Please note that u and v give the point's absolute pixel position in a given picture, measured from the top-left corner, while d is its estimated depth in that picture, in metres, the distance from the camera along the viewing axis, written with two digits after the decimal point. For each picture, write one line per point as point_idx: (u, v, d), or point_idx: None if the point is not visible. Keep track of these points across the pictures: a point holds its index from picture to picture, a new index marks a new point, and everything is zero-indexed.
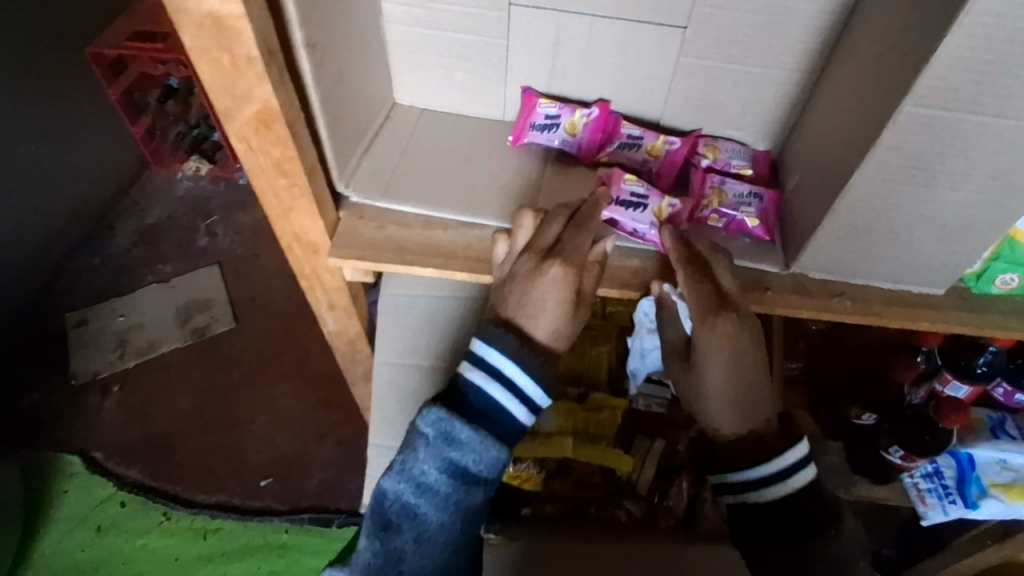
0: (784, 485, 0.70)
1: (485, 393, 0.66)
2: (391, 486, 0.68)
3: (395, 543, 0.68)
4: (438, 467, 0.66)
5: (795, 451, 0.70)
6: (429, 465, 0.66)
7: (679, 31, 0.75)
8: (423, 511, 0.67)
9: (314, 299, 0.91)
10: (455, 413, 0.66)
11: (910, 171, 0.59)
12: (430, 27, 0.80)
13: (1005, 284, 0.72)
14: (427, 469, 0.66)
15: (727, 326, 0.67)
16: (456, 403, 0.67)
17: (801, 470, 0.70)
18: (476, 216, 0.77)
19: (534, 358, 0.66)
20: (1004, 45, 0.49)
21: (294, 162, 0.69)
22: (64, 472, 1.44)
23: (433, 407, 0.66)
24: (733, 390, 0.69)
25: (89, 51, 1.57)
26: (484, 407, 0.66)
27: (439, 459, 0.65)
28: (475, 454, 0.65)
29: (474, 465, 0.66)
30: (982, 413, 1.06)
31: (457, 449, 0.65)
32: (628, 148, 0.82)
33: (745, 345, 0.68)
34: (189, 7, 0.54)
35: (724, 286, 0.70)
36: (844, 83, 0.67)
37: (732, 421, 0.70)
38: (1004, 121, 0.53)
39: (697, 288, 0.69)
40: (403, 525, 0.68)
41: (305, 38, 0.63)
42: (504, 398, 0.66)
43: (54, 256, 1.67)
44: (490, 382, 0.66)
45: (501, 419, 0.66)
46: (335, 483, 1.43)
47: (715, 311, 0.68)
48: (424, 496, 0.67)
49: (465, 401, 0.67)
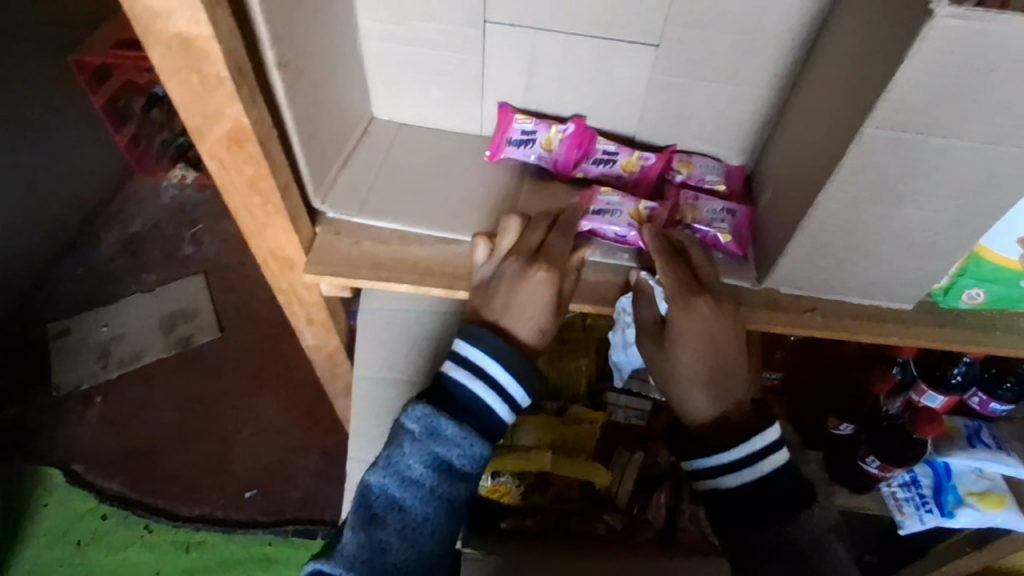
0: (755, 469, 0.71)
1: (469, 390, 0.66)
2: (376, 479, 0.66)
3: (380, 535, 0.65)
4: (423, 460, 0.65)
5: (764, 435, 0.71)
6: (415, 459, 0.65)
7: (653, 49, 0.76)
8: (409, 503, 0.65)
9: (292, 313, 0.90)
10: (440, 409, 0.66)
11: (875, 191, 0.60)
12: (406, 43, 0.80)
13: (971, 299, 0.72)
14: (413, 462, 0.65)
15: (700, 308, 0.69)
16: (439, 400, 0.67)
17: (771, 454, 0.71)
18: (451, 232, 0.77)
19: (518, 360, 0.67)
20: (961, 72, 0.50)
21: (267, 180, 0.69)
22: (44, 486, 1.42)
23: (418, 403, 0.66)
24: (704, 368, 0.71)
25: (72, 59, 1.57)
26: (468, 404, 0.66)
27: (425, 452, 0.65)
28: (461, 448, 0.65)
29: (459, 459, 0.65)
30: (959, 422, 1.08)
31: (443, 443, 0.65)
32: (604, 163, 0.83)
33: (718, 330, 0.70)
34: (158, 29, 0.54)
35: (702, 273, 0.72)
36: (814, 101, 0.68)
37: (705, 405, 0.72)
38: (964, 142, 0.54)
39: (675, 271, 0.71)
40: (388, 517, 0.65)
41: (277, 58, 0.63)
42: (488, 396, 0.66)
43: (35, 265, 1.65)
44: (474, 379, 0.66)
45: (484, 417, 0.66)
46: (319, 495, 1.42)
47: (691, 294, 0.69)
48: (410, 490, 0.65)
49: (448, 399, 0.67)
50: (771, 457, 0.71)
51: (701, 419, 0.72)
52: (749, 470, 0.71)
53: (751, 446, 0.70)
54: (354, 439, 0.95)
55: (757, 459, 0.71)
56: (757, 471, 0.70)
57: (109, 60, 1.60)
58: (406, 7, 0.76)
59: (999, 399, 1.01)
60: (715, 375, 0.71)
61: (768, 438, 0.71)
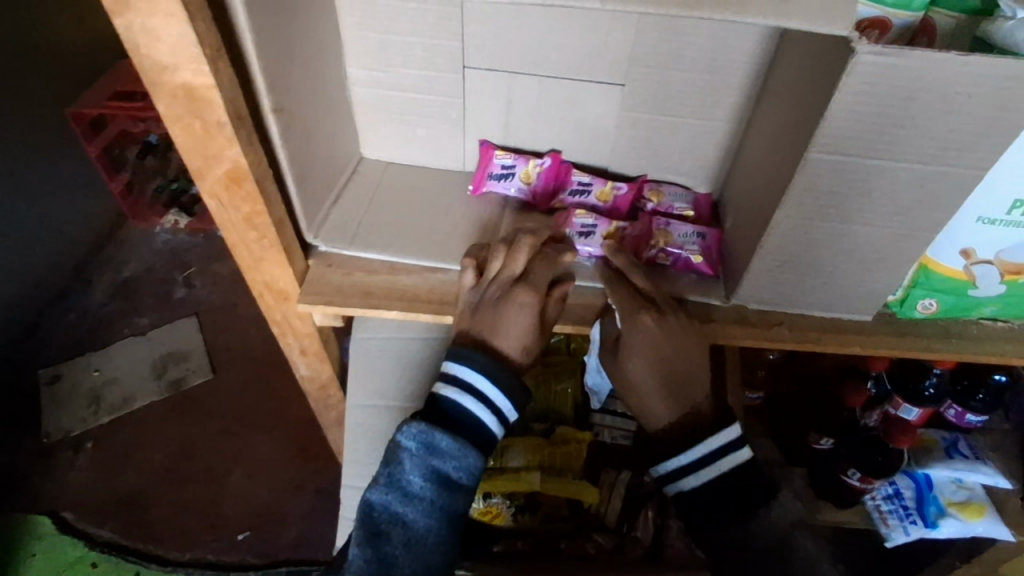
0: (713, 469, 0.75)
1: (460, 406, 0.69)
2: (379, 496, 0.68)
3: (387, 550, 0.66)
4: (423, 474, 0.67)
5: (722, 437, 0.75)
6: (414, 473, 0.67)
7: (619, 88, 0.82)
8: (411, 517, 0.67)
9: (286, 345, 0.94)
10: (434, 425, 0.69)
11: (824, 211, 0.66)
12: (391, 88, 0.86)
13: (926, 308, 0.77)
14: (413, 477, 0.67)
15: (644, 323, 0.73)
16: (434, 417, 0.70)
17: (728, 454, 0.75)
18: (439, 261, 0.81)
19: (504, 374, 0.70)
20: (886, 102, 0.56)
21: (263, 216, 0.73)
22: (33, 535, 1.41)
23: (414, 421, 0.69)
24: (657, 378, 0.76)
25: (70, 111, 1.64)
26: (461, 419, 0.69)
27: (424, 466, 0.67)
28: (457, 460, 0.67)
29: (456, 472, 0.67)
30: (937, 434, 1.12)
31: (440, 457, 0.67)
32: (579, 194, 0.88)
33: (665, 344, 0.74)
34: (164, 80, 0.60)
35: (648, 292, 0.77)
36: (764, 132, 0.74)
37: (663, 413, 0.77)
38: (897, 163, 0.60)
39: (622, 290, 0.77)
40: (392, 532, 0.67)
41: (273, 104, 0.68)
42: (477, 409, 0.70)
43: (28, 313, 1.67)
44: (466, 395, 0.70)
45: (475, 429, 0.70)
46: (312, 533, 1.42)
47: (638, 310, 0.74)
48: (410, 504, 0.67)
49: (442, 416, 0.70)
50: (730, 455, 0.75)
51: (662, 422, 0.77)
52: (707, 470, 0.75)
53: (707, 447, 0.74)
54: (348, 465, 0.98)
55: (714, 459, 0.74)
56: (715, 470, 0.74)
57: (105, 111, 1.67)
58: (390, 56, 0.83)
59: (974, 410, 1.05)
60: (670, 384, 0.76)
61: (725, 438, 0.75)
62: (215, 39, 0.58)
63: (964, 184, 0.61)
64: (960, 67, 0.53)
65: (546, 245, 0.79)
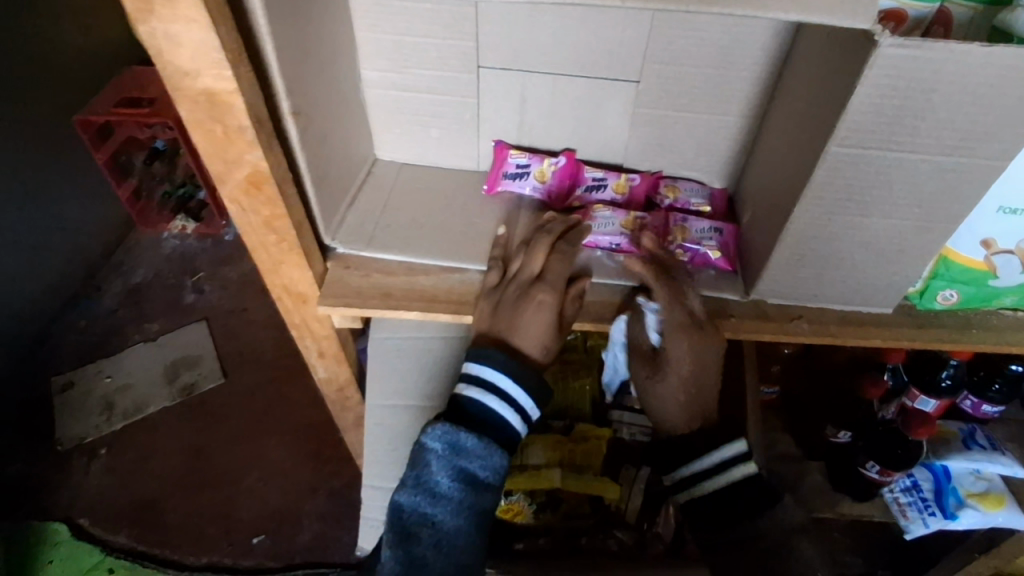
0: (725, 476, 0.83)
1: (484, 405, 0.70)
2: (408, 498, 0.69)
3: (418, 550, 0.67)
4: (450, 474, 0.67)
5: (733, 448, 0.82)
6: (441, 474, 0.67)
7: (633, 84, 0.82)
8: (440, 518, 0.67)
9: (304, 348, 0.94)
10: (458, 425, 0.69)
11: (845, 204, 0.66)
12: (404, 90, 0.86)
13: (946, 299, 0.77)
14: (441, 478, 0.67)
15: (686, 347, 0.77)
16: (457, 418, 0.70)
17: (740, 464, 0.82)
18: (456, 261, 0.82)
19: (524, 373, 0.71)
20: (906, 93, 0.56)
21: (283, 220, 0.74)
22: (50, 542, 1.41)
23: (438, 422, 0.69)
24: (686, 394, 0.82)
25: (76, 118, 1.64)
26: (485, 418, 0.70)
27: (450, 467, 0.67)
28: (482, 459, 0.67)
29: (482, 471, 0.68)
30: (954, 425, 1.11)
31: (466, 457, 0.67)
32: (596, 190, 0.88)
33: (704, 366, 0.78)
34: (187, 86, 0.60)
35: (696, 309, 0.76)
36: (782, 125, 0.74)
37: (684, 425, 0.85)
38: (916, 156, 0.61)
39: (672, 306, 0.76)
40: (422, 533, 0.67)
41: (291, 107, 0.68)
42: (501, 408, 0.70)
43: (39, 322, 1.68)
44: (489, 395, 0.70)
45: (500, 429, 0.70)
46: (328, 535, 1.42)
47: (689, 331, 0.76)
48: (439, 504, 0.68)
49: (465, 416, 0.70)
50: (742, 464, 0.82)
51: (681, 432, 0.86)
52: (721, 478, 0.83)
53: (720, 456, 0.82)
54: (368, 467, 0.98)
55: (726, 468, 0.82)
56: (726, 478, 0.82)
57: (112, 118, 1.67)
58: (404, 56, 0.83)
59: (991, 401, 1.05)
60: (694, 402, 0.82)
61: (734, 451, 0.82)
62: (236, 44, 0.59)
63: (986, 174, 0.61)
64: (983, 58, 0.53)
65: (560, 240, 0.79)
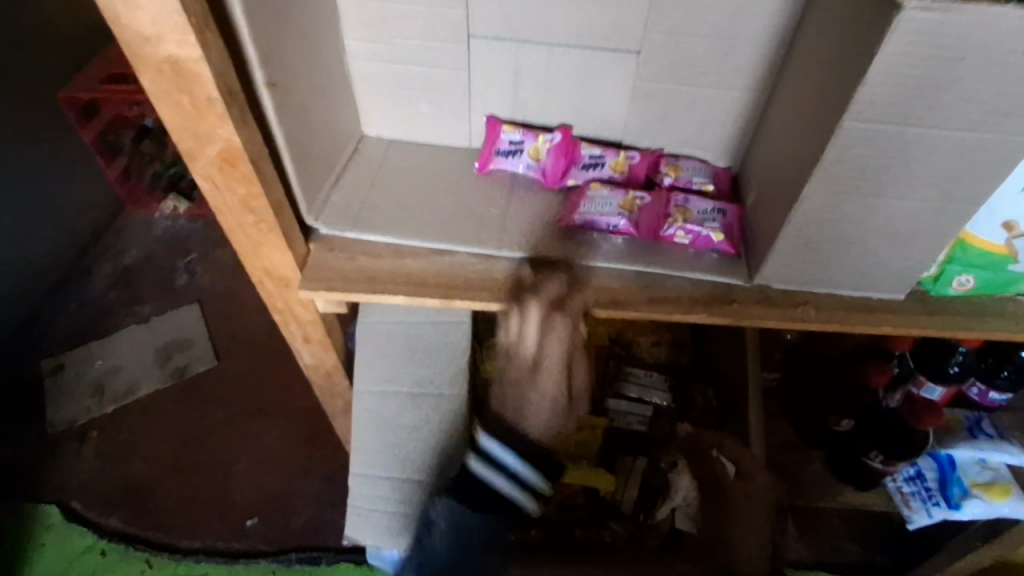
0: None
1: (485, 477, 0.75)
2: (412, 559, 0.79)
3: None
4: (445, 544, 0.76)
5: None
6: (438, 544, 0.76)
7: (633, 56, 0.77)
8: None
9: (288, 333, 0.90)
10: (459, 499, 0.76)
11: (857, 183, 0.62)
12: (393, 62, 0.81)
13: (961, 285, 0.74)
14: (437, 546, 0.76)
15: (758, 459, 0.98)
16: (460, 487, 0.77)
17: None
18: (445, 243, 0.78)
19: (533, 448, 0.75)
20: (929, 61, 0.52)
21: (260, 199, 0.69)
22: (42, 525, 1.39)
23: (441, 498, 0.77)
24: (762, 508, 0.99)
25: (61, 95, 1.59)
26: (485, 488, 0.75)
27: (446, 538, 0.76)
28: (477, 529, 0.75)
29: (474, 540, 0.76)
30: (959, 413, 1.07)
31: (463, 529, 0.75)
32: (593, 167, 0.83)
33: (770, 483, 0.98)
34: (149, 52, 0.56)
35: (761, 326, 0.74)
36: (793, 99, 0.69)
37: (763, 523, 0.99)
38: (938, 130, 0.56)
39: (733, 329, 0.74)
40: None
41: (266, 78, 0.64)
42: (497, 478, 0.75)
43: (29, 303, 1.65)
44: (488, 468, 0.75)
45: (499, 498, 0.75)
46: (322, 519, 1.40)
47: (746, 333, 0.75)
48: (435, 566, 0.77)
49: (467, 485, 0.76)
50: None
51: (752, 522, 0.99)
52: None
53: None
54: (354, 454, 0.95)
55: None
56: None
57: (98, 94, 1.62)
58: (392, 26, 0.78)
59: (998, 389, 1.00)
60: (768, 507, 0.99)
61: None
62: (202, 8, 0.54)
63: (1010, 151, 0.57)
64: (1017, 22, 0.48)
65: (555, 309, 0.73)
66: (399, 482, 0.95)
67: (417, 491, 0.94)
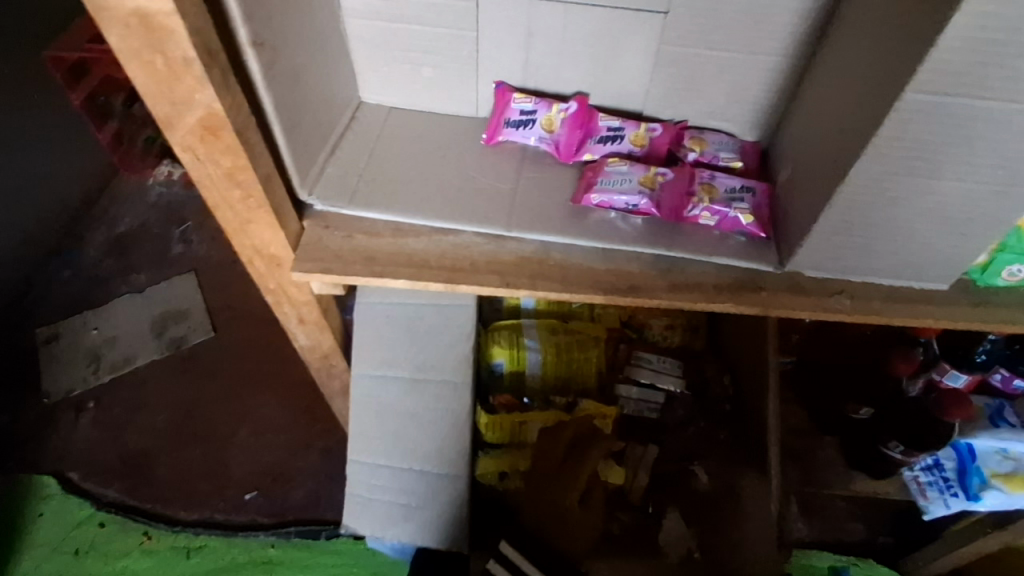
0: None
1: None
2: None
3: None
4: None
5: None
6: None
7: (660, 16, 0.70)
8: None
9: (283, 314, 0.85)
10: None
11: (910, 162, 0.55)
12: (393, 20, 0.74)
13: (1012, 275, 0.69)
14: None
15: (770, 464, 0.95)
16: None
17: None
18: (449, 223, 0.72)
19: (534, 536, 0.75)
20: (1010, 22, 0.45)
21: (247, 171, 0.63)
22: (39, 496, 1.36)
23: None
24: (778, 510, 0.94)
25: (47, 54, 1.50)
26: None
27: None
28: None
29: None
30: (981, 401, 1.00)
31: None
32: (611, 141, 0.77)
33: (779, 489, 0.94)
34: (116, 3, 0.49)
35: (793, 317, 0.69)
36: (841, 66, 0.62)
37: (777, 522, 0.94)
38: (1010, 104, 0.50)
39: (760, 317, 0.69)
40: None
41: (251, 36, 0.57)
42: None
43: (20, 269, 1.59)
44: None
45: None
46: (322, 494, 1.37)
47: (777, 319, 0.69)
48: None
49: None
50: None
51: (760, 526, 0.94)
52: None
53: None
54: (354, 440, 0.91)
55: None
56: None
57: (85, 54, 1.53)
58: None
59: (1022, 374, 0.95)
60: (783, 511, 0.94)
61: None
62: None
63: None
64: None
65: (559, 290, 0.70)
66: (400, 470, 0.91)
67: (419, 478, 0.91)
